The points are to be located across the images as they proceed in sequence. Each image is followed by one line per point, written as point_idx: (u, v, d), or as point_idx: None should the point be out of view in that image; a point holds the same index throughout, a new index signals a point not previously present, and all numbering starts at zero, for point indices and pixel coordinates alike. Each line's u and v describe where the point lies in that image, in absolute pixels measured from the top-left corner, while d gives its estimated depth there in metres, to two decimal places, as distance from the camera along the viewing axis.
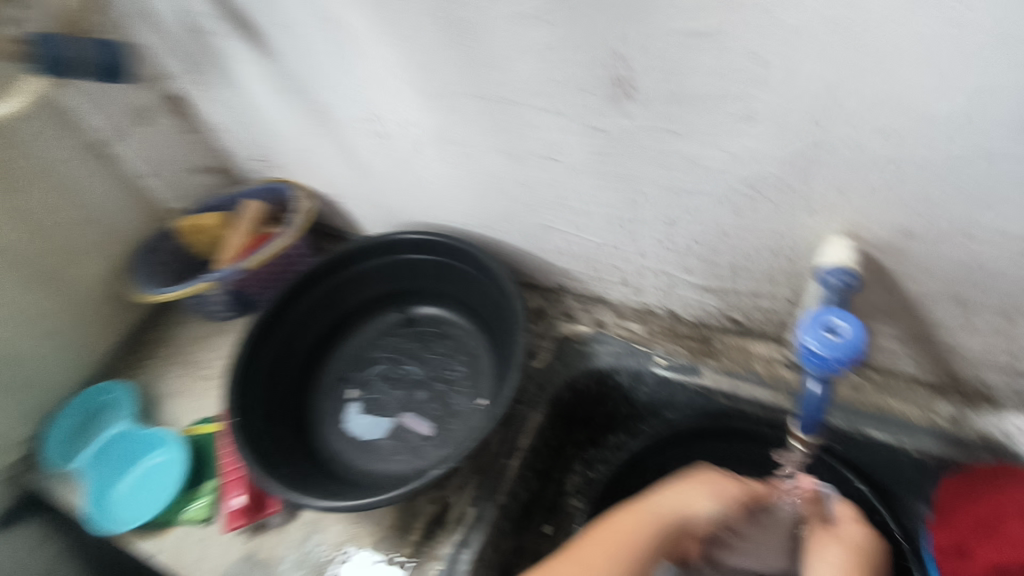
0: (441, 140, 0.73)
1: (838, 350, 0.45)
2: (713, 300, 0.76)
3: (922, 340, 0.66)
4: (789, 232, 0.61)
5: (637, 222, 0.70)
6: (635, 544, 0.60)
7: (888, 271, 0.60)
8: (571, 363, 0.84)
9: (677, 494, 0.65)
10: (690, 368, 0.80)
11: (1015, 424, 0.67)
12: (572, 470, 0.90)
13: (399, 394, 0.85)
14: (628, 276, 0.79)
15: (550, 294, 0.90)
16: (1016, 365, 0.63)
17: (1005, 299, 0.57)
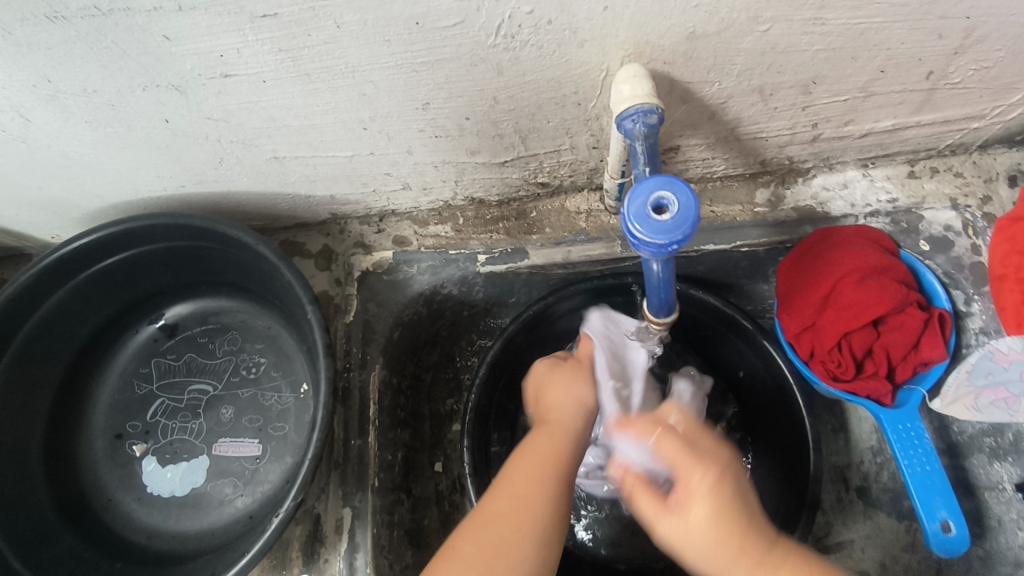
0: (49, 96, 0.46)
1: (674, 230, 0.35)
2: (511, 171, 0.63)
3: (729, 139, 0.60)
4: (566, 73, 0.48)
5: (385, 119, 0.52)
6: (536, 468, 0.48)
7: (683, 83, 0.50)
8: (386, 299, 0.69)
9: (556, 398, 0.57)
10: (514, 253, 0.69)
11: (824, 186, 0.67)
12: (439, 396, 0.81)
13: (199, 423, 0.67)
14: (407, 178, 0.63)
15: (329, 227, 0.72)
16: (818, 133, 0.60)
17: (802, 73, 0.50)
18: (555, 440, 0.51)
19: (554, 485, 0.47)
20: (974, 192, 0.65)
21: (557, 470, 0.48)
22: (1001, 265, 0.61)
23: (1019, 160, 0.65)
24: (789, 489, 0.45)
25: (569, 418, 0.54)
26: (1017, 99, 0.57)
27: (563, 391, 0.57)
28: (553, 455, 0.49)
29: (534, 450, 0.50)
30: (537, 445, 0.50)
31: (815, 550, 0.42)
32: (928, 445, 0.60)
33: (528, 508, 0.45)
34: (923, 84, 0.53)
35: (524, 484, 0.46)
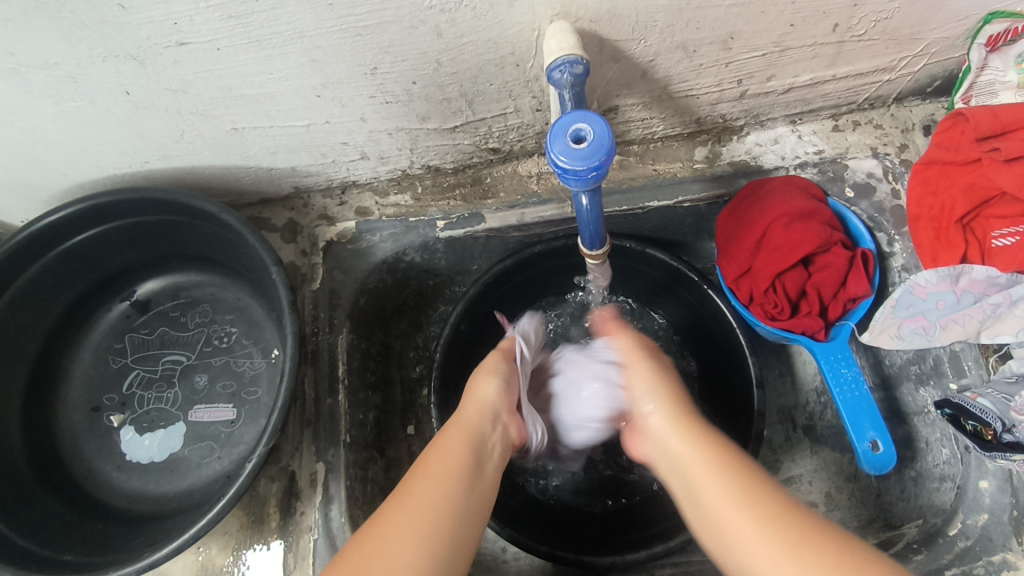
0: (12, 70, 0.49)
1: (592, 156, 0.39)
2: (463, 137, 0.67)
3: (663, 98, 0.64)
4: (501, 34, 0.52)
5: (337, 85, 0.56)
6: (440, 477, 0.47)
7: (611, 41, 0.54)
8: (351, 267, 0.73)
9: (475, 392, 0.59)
10: (471, 218, 0.72)
11: (756, 142, 0.72)
12: (409, 363, 0.84)
13: (175, 392, 0.69)
14: (364, 147, 0.66)
15: (293, 201, 0.75)
16: (744, 89, 0.65)
17: (719, 28, 0.55)
18: (456, 446, 0.51)
19: (453, 494, 0.46)
20: (892, 142, 0.70)
21: (459, 477, 0.48)
22: (916, 206, 0.66)
23: (932, 111, 0.70)
24: (695, 474, 0.46)
25: (480, 423, 0.55)
26: (920, 50, 0.62)
27: (478, 394, 0.58)
28: (451, 462, 0.49)
29: (433, 454, 0.49)
30: (439, 451, 0.50)
31: (714, 501, 0.43)
32: (857, 372, 0.65)
33: (436, 512, 0.44)
34: (831, 37, 0.58)
35: (422, 511, 0.44)
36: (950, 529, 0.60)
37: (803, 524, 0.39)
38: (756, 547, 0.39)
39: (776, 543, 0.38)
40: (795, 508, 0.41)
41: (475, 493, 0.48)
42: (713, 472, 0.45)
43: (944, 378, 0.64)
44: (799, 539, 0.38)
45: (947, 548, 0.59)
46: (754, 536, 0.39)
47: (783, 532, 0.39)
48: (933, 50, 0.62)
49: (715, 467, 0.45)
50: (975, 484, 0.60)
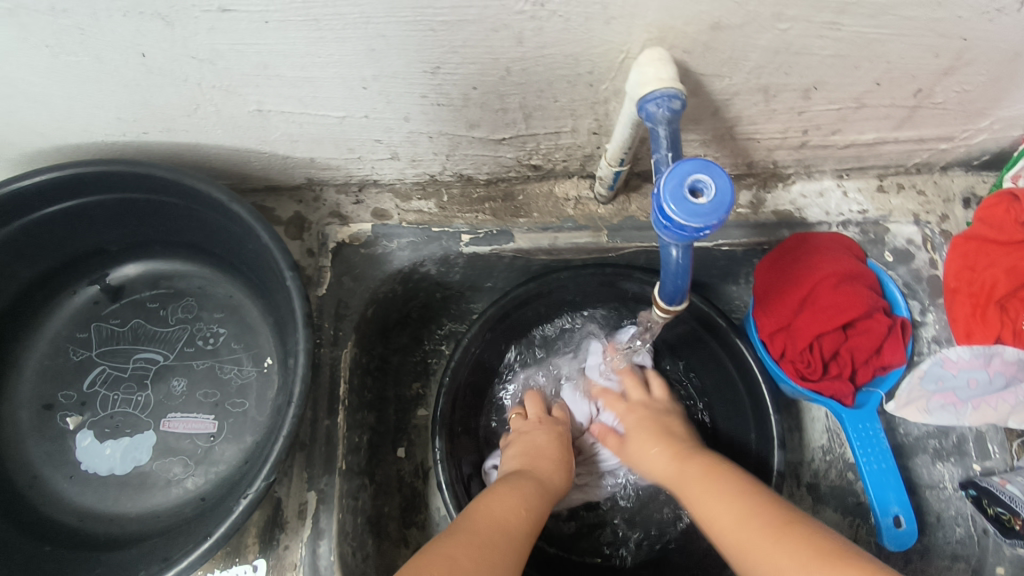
0: (6, 11, 0.40)
1: (708, 215, 0.35)
2: (506, 149, 0.61)
3: (725, 137, 0.61)
4: (585, 51, 0.47)
5: (389, 79, 0.49)
6: (513, 501, 0.52)
7: (696, 73, 0.50)
8: (362, 274, 0.66)
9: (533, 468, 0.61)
10: (500, 235, 0.67)
11: (802, 193, 0.69)
12: (406, 380, 0.78)
13: (146, 395, 0.61)
14: (397, 147, 0.60)
15: (303, 193, 0.68)
16: (806, 139, 0.62)
17: (807, 76, 0.51)
18: (524, 479, 0.57)
19: (528, 517, 0.51)
20: (934, 210, 0.69)
21: (518, 524, 0.50)
22: (954, 279, 0.66)
23: (974, 184, 0.70)
24: (697, 491, 0.52)
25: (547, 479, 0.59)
26: (984, 124, 0.61)
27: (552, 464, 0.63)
28: (514, 493, 0.54)
29: (503, 484, 0.55)
30: (508, 481, 0.56)
31: (720, 510, 0.49)
32: (884, 444, 0.64)
33: (501, 526, 0.48)
34: (909, 100, 0.56)
35: (490, 519, 0.49)
36: None
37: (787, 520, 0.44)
38: (761, 544, 0.43)
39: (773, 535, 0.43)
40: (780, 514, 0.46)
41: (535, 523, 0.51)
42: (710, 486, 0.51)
43: (969, 458, 0.64)
44: (794, 531, 0.43)
45: None
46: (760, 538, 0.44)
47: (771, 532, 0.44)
48: (996, 126, 0.61)
49: (714, 484, 0.51)
50: (992, 568, 0.61)
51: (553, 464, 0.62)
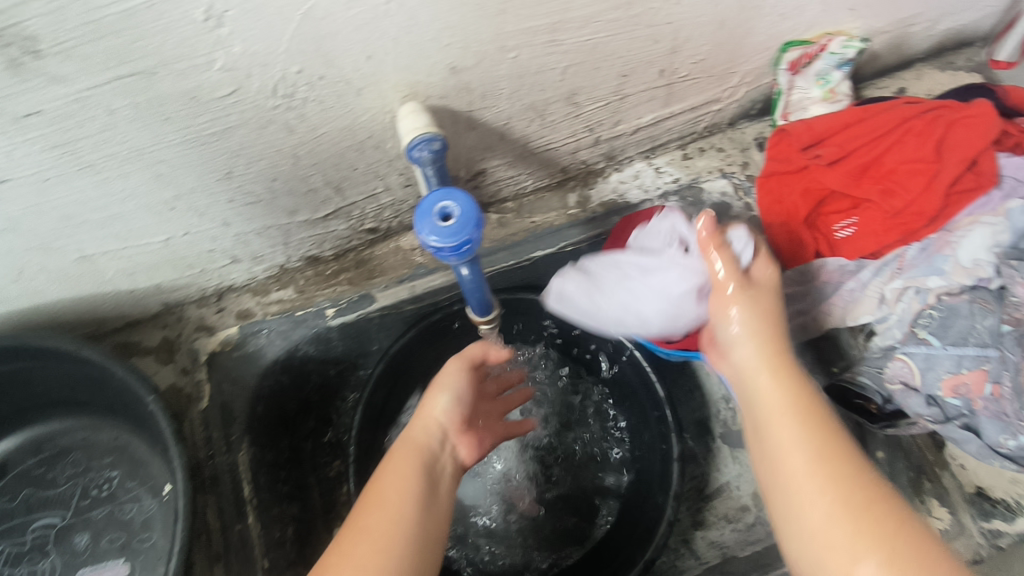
0: None
1: (462, 230, 0.40)
2: (337, 223, 0.66)
3: (526, 155, 0.67)
4: (354, 122, 0.52)
5: (191, 195, 0.53)
6: (396, 489, 0.50)
7: (464, 112, 0.56)
8: (240, 376, 0.68)
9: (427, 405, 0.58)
10: (362, 300, 0.70)
11: (620, 180, 0.77)
12: (324, 462, 0.79)
13: (51, 561, 0.60)
14: (233, 250, 0.63)
15: (164, 318, 0.70)
16: (597, 136, 0.69)
17: (561, 88, 0.59)
18: (407, 468, 0.52)
19: (411, 509, 0.50)
20: (735, 161, 0.78)
21: (411, 505, 0.50)
22: (767, 215, 0.73)
23: (760, 129, 0.79)
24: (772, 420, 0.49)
25: (428, 441, 0.55)
26: (737, 81, 0.70)
27: (428, 407, 0.58)
28: (396, 498, 0.50)
29: (388, 483, 0.51)
30: (390, 477, 0.51)
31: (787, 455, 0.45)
32: None
33: (387, 547, 0.47)
34: (661, 80, 0.64)
35: (384, 527, 0.48)
36: None
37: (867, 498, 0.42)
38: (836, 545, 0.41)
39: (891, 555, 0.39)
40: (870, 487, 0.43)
41: (428, 523, 0.50)
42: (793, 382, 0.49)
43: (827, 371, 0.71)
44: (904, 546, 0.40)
45: None
46: (811, 489, 0.43)
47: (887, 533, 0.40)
48: (748, 79, 0.71)
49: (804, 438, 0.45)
50: (873, 454, 0.67)
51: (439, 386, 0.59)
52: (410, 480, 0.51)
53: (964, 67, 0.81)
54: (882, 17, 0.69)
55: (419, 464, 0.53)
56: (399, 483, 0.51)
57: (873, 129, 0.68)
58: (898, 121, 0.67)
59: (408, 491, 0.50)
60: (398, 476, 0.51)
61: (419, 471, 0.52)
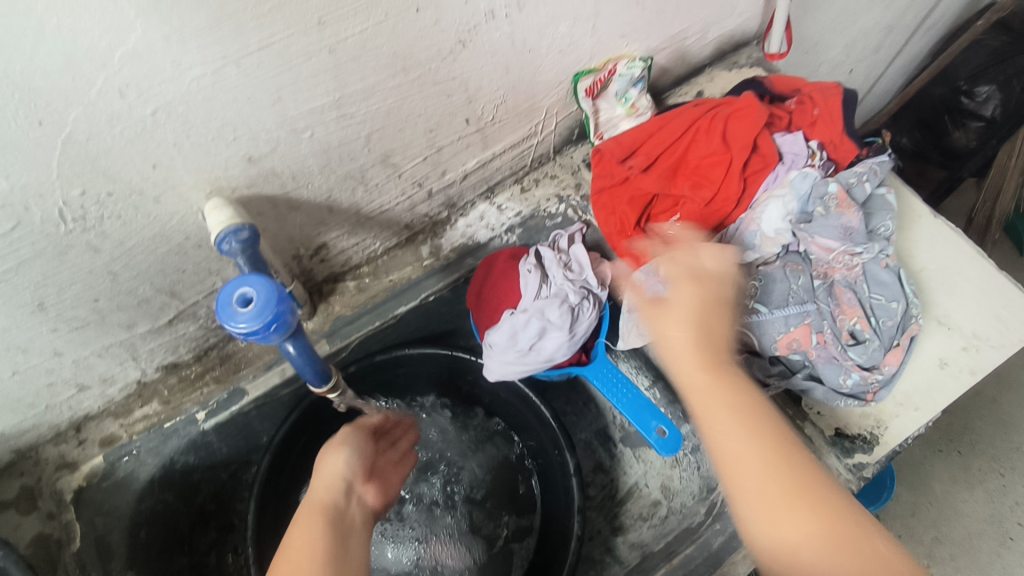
0: None
1: (264, 311, 0.41)
2: (185, 325, 0.65)
3: (362, 220, 0.70)
4: (163, 227, 0.53)
5: (5, 334, 0.52)
6: (304, 560, 0.46)
7: (280, 195, 0.58)
8: (112, 507, 0.65)
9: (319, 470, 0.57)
10: (231, 396, 0.69)
11: (467, 225, 0.80)
12: (230, 572, 0.77)
13: None
14: (77, 378, 0.61)
15: (20, 465, 0.66)
16: (428, 188, 0.73)
17: (370, 153, 0.62)
18: (314, 533, 0.49)
19: (324, 573, 0.46)
20: (569, 184, 0.84)
21: (323, 569, 0.46)
22: (605, 226, 0.79)
23: (585, 151, 0.86)
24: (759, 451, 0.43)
25: (333, 500, 0.53)
26: (545, 114, 0.76)
27: (327, 471, 0.56)
28: (303, 564, 0.46)
29: (294, 550, 0.47)
30: (296, 547, 0.48)
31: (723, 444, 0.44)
32: (624, 377, 0.77)
33: None
34: (469, 128, 0.69)
35: None
36: None
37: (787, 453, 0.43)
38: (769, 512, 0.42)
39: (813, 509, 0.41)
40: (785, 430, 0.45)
41: None
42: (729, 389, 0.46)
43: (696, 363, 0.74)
44: (810, 492, 0.42)
45: None
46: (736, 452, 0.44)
47: (791, 483, 0.42)
48: (555, 111, 0.77)
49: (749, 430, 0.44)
50: None
51: (334, 448, 0.59)
52: (317, 544, 0.48)
53: (746, 64, 0.91)
54: (654, 36, 0.77)
55: (325, 524, 0.50)
56: (307, 552, 0.47)
57: (671, 133, 0.76)
58: (688, 123, 0.75)
59: (316, 558, 0.47)
60: (304, 545, 0.48)
61: (325, 536, 0.49)
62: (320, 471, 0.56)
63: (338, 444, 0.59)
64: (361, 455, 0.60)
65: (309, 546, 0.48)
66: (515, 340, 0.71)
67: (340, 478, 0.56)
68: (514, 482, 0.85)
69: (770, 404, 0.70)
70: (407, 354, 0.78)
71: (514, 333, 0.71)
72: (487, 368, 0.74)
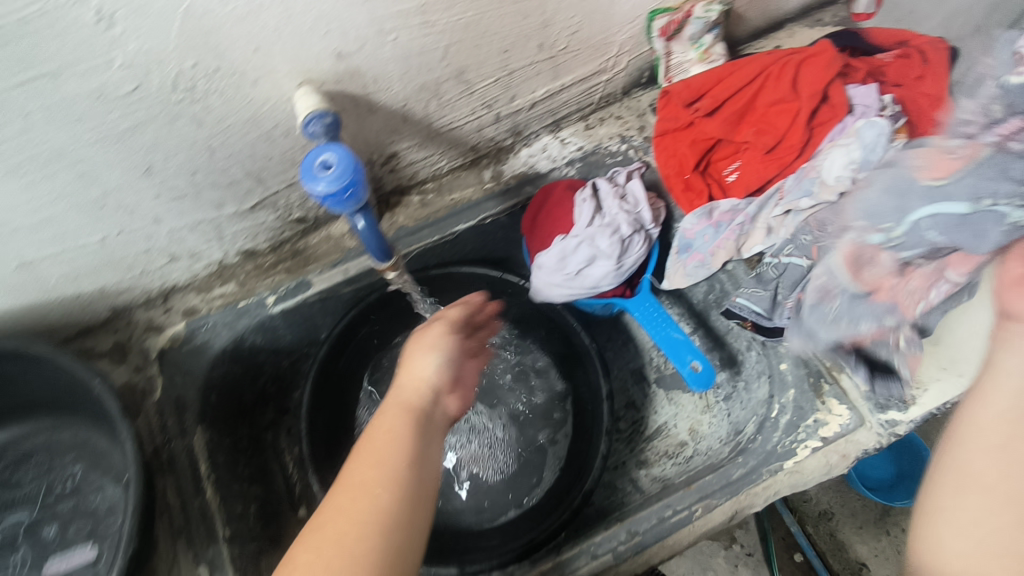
0: None
1: (342, 176, 0.46)
2: (265, 214, 0.72)
3: (432, 135, 0.74)
4: (258, 111, 0.58)
5: (118, 193, 0.59)
6: (382, 448, 0.50)
7: (361, 96, 0.63)
8: (190, 368, 0.72)
9: (408, 371, 0.59)
10: (299, 286, 0.76)
11: (530, 154, 0.83)
12: (284, 449, 0.85)
13: (22, 553, 0.63)
14: (170, 248, 0.69)
15: (115, 323, 0.75)
16: (497, 112, 0.76)
17: (447, 66, 0.65)
18: (396, 423, 0.53)
19: (401, 459, 0.50)
20: (632, 125, 0.85)
21: (399, 459, 0.50)
22: (664, 168, 0.80)
23: (652, 95, 0.87)
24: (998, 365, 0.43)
25: (419, 399, 0.56)
26: (617, 50, 0.77)
27: (415, 372, 0.59)
28: (381, 466, 0.49)
29: (377, 438, 0.52)
30: (379, 432, 0.52)
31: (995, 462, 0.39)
32: (664, 314, 0.78)
33: (374, 494, 0.47)
34: (542, 54, 0.71)
35: (370, 477, 0.48)
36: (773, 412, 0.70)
37: None
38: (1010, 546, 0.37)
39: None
40: None
41: (419, 479, 0.50)
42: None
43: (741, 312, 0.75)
44: None
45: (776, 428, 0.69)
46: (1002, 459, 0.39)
47: None
48: (627, 48, 0.78)
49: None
50: (778, 367, 0.72)
51: (422, 351, 0.61)
52: (398, 435, 0.52)
53: (829, 22, 0.89)
54: None
55: (409, 419, 0.54)
56: (387, 440, 0.51)
57: (741, 78, 0.76)
58: (759, 69, 0.75)
59: (394, 446, 0.51)
60: (386, 435, 0.52)
61: (406, 427, 0.53)
62: (408, 371, 0.59)
63: (422, 346, 0.61)
64: (449, 357, 0.61)
65: (389, 434, 0.52)
66: (568, 263, 0.74)
67: (425, 380, 0.58)
68: (550, 406, 0.86)
69: (807, 353, 0.69)
70: (460, 270, 0.83)
71: (568, 255, 0.73)
72: (534, 289, 0.77)
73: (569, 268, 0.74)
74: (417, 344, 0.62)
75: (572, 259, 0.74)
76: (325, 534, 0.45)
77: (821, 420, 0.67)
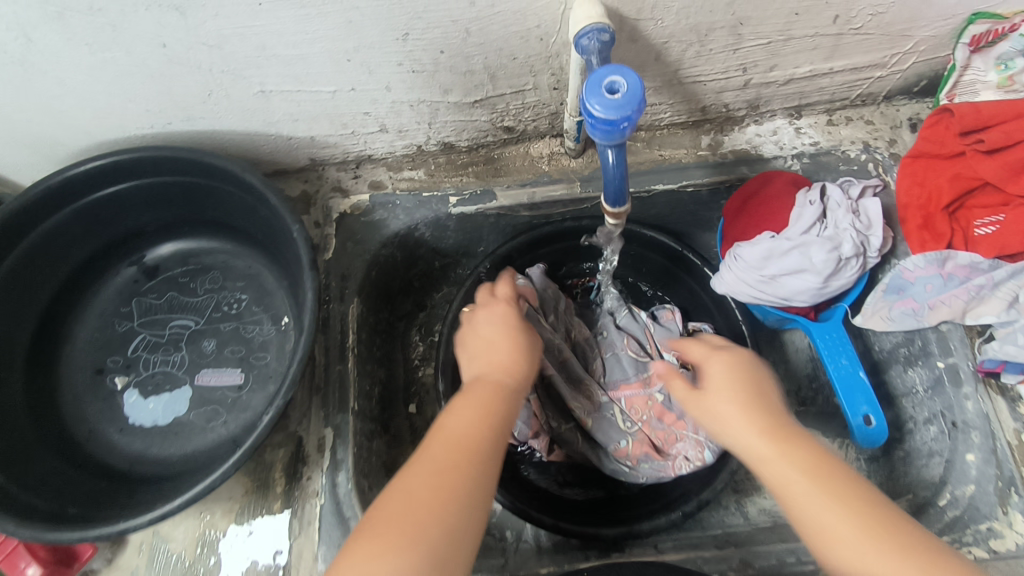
0: (54, 14, 0.50)
1: (625, 107, 0.42)
2: (480, 113, 0.69)
3: (673, 83, 0.67)
4: (529, 5, 0.54)
5: (367, 50, 0.58)
6: (468, 437, 0.48)
7: (631, 19, 0.57)
8: (363, 239, 0.74)
9: (493, 355, 0.56)
10: (484, 195, 0.75)
11: (757, 133, 0.76)
12: (412, 341, 0.86)
13: (182, 355, 0.68)
14: (384, 119, 0.68)
15: (307, 173, 0.76)
16: (749, 78, 0.68)
17: (730, 13, 0.58)
18: (487, 405, 0.51)
19: (495, 454, 0.48)
20: (882, 136, 0.75)
21: (485, 450, 0.48)
22: (905, 196, 0.71)
23: (918, 109, 0.75)
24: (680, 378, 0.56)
25: (514, 382, 0.54)
26: (910, 48, 0.67)
27: (502, 355, 0.56)
28: (471, 447, 0.47)
29: (470, 411, 0.50)
30: (461, 414, 0.50)
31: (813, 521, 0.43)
32: (851, 351, 0.70)
33: (455, 483, 0.45)
34: (832, 28, 0.62)
35: (458, 466, 0.46)
36: (941, 500, 0.63)
37: (891, 533, 0.42)
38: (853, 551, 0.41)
39: (824, 492, 0.43)
40: (880, 508, 0.43)
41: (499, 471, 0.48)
42: (792, 470, 0.45)
43: (944, 390, 0.66)
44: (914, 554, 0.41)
45: (936, 517, 0.62)
46: (806, 494, 0.44)
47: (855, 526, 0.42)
48: (922, 48, 0.67)
49: (820, 485, 0.44)
50: (963, 457, 0.63)
51: (508, 342, 0.57)
52: (488, 424, 0.49)
53: None
54: None
55: (503, 405, 0.51)
56: (477, 428, 0.49)
57: None
58: None
59: (485, 435, 0.49)
60: (477, 417, 0.50)
61: (500, 412, 0.51)
62: (497, 356, 0.56)
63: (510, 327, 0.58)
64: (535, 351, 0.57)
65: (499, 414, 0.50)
66: (766, 265, 0.67)
67: (517, 366, 0.55)
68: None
69: (1005, 454, 0.61)
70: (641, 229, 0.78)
71: (771, 257, 0.66)
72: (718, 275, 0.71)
73: (765, 272, 0.67)
74: (510, 338, 0.58)
75: (773, 262, 0.66)
76: (391, 515, 0.43)
77: (995, 532, 0.59)
